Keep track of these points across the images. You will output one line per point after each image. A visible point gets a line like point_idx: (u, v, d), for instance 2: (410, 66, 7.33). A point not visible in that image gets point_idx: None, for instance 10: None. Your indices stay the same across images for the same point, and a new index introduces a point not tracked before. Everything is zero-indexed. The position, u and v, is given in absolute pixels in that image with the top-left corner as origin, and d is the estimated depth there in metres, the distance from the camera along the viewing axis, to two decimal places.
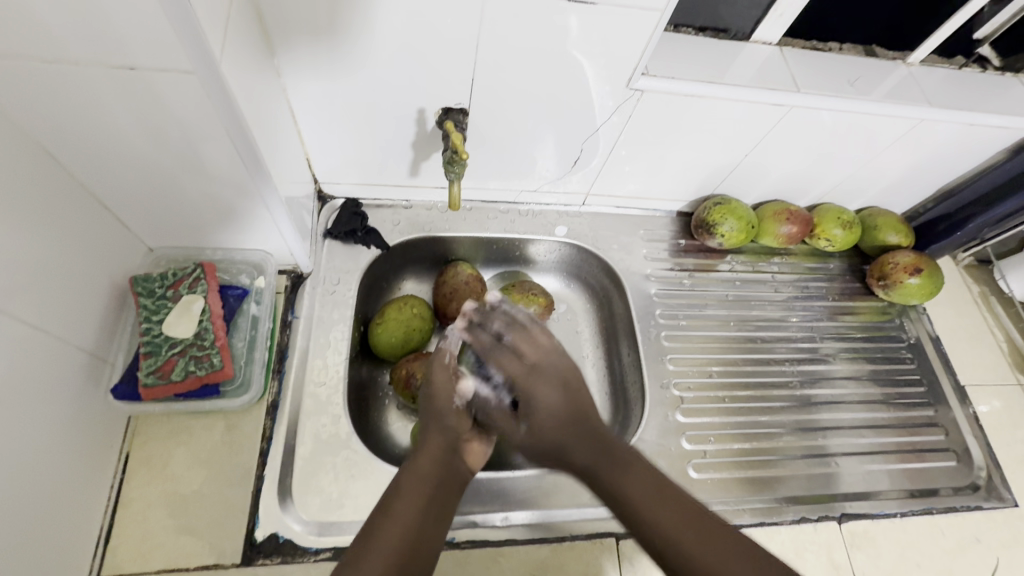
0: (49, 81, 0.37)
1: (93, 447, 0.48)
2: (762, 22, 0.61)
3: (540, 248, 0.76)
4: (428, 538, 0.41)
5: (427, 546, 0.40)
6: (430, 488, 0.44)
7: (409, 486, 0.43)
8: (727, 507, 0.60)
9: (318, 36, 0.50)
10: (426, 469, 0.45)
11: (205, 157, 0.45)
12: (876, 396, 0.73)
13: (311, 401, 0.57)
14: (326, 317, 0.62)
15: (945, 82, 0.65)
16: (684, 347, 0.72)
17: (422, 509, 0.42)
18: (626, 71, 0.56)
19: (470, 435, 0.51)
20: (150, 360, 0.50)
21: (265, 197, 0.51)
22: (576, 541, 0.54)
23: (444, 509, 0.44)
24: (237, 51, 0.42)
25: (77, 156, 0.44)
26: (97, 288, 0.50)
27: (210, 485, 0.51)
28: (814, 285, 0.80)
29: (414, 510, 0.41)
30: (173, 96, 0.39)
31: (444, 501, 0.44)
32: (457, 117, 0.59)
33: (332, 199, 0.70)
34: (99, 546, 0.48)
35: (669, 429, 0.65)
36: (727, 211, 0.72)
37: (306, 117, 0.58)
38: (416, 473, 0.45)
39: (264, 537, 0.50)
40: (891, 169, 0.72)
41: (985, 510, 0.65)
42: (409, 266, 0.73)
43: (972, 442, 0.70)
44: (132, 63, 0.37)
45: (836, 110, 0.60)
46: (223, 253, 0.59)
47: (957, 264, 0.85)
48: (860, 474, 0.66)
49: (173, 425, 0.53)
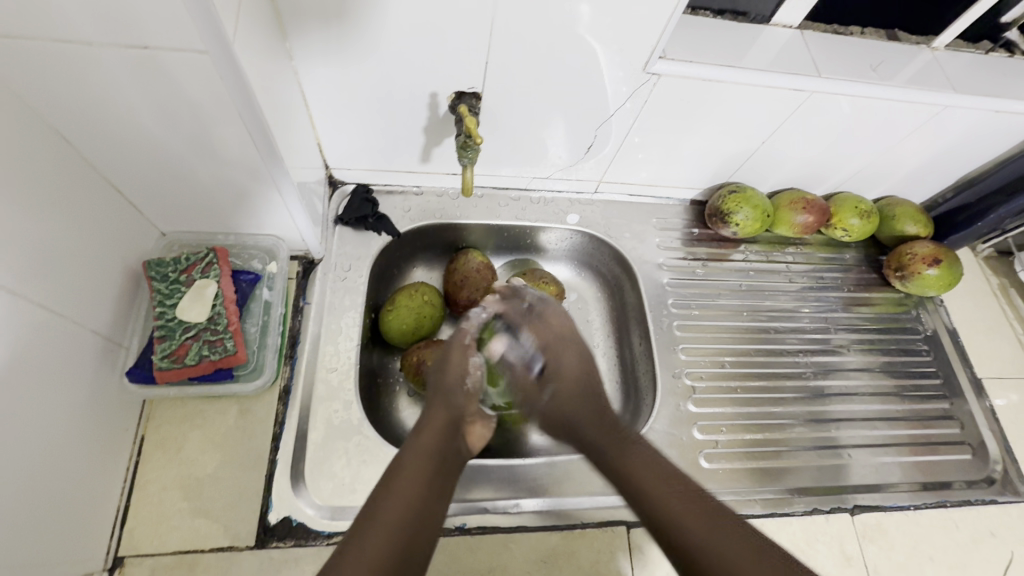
0: (63, 63, 0.37)
1: (108, 430, 0.49)
2: (784, 5, 0.60)
3: (551, 235, 0.75)
4: (433, 510, 0.41)
5: (432, 521, 0.40)
6: (431, 465, 0.43)
7: (412, 461, 0.43)
8: (738, 497, 0.60)
9: (328, 18, 0.49)
10: (426, 445, 0.44)
11: (217, 140, 0.45)
12: (891, 389, 0.72)
13: (323, 387, 0.57)
14: (337, 304, 0.62)
15: (970, 67, 0.64)
16: (696, 337, 0.71)
17: (424, 489, 0.41)
18: (643, 55, 0.54)
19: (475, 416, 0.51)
20: (164, 345, 0.51)
21: (278, 180, 0.50)
22: (587, 529, 0.54)
23: (447, 484, 0.43)
24: (250, 32, 0.41)
25: (89, 138, 0.43)
26: (111, 272, 0.50)
27: (224, 468, 0.52)
28: (829, 276, 0.79)
29: (417, 485, 0.41)
30: (186, 77, 0.39)
31: (446, 478, 0.44)
32: (470, 102, 0.58)
33: (342, 185, 0.69)
34: (116, 527, 0.49)
35: (680, 419, 0.64)
36: (743, 200, 0.71)
37: (317, 101, 0.57)
38: (417, 450, 0.44)
39: (277, 520, 0.50)
40: (912, 157, 0.70)
41: (999, 504, 0.64)
42: (419, 253, 0.73)
43: (988, 435, 0.69)
44: (145, 43, 0.36)
45: (858, 95, 0.59)
46: (235, 239, 0.59)
47: (975, 255, 0.83)
48: (872, 466, 0.66)
49: (187, 409, 0.54)
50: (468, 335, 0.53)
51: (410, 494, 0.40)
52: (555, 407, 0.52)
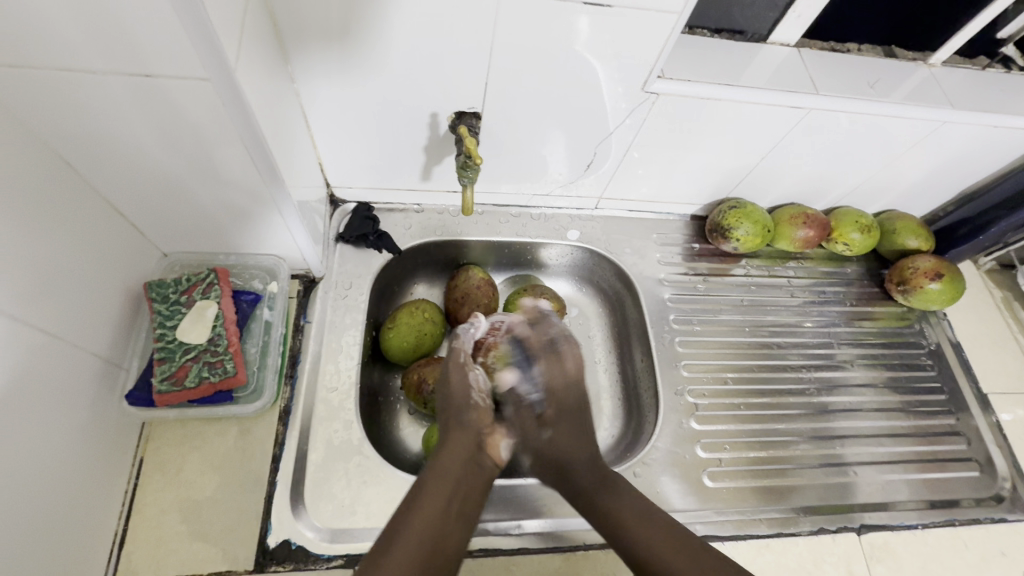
0: (65, 91, 0.37)
1: (107, 454, 0.48)
2: (780, 24, 0.60)
3: (551, 251, 0.75)
4: (452, 534, 0.42)
5: (449, 546, 0.42)
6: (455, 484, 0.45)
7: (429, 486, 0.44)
8: (743, 517, 0.59)
9: (330, 37, 0.49)
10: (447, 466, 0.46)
11: (219, 163, 0.45)
12: (896, 405, 0.71)
13: (323, 407, 0.57)
14: (338, 322, 0.62)
15: (967, 82, 0.64)
16: (698, 353, 0.71)
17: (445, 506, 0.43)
18: (641, 74, 0.55)
19: (492, 427, 0.52)
20: (164, 367, 0.50)
21: (278, 202, 0.51)
22: (590, 551, 0.53)
23: (468, 506, 0.45)
24: (251, 57, 0.41)
25: (92, 162, 0.44)
26: (112, 293, 0.50)
27: (223, 491, 0.51)
28: (831, 290, 0.78)
29: (435, 511, 0.42)
30: (188, 103, 0.39)
31: (469, 499, 0.46)
32: (469, 121, 0.58)
33: (343, 203, 0.70)
34: (113, 552, 0.48)
35: (682, 437, 0.64)
36: (743, 215, 0.71)
37: (319, 121, 0.58)
38: (439, 470, 0.46)
39: (276, 543, 0.50)
40: (912, 172, 0.70)
41: (1009, 522, 0.63)
42: (419, 269, 0.73)
43: (995, 451, 0.68)
44: (148, 72, 0.37)
45: (855, 112, 0.59)
46: (236, 259, 0.59)
47: (978, 268, 0.83)
48: (879, 484, 0.65)
49: (186, 431, 0.53)
50: (462, 352, 0.55)
51: (433, 516, 0.42)
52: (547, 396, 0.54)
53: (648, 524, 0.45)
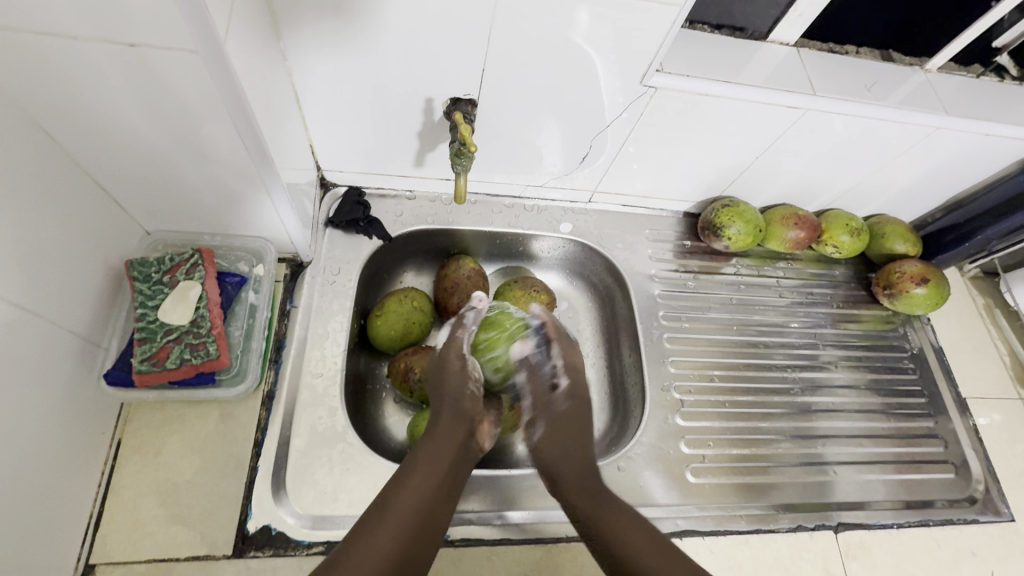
0: (42, 57, 0.36)
1: (83, 434, 0.47)
2: (781, 23, 0.60)
3: (543, 244, 0.75)
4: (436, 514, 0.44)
5: (434, 524, 0.44)
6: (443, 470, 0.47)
7: (411, 490, 0.44)
8: (723, 513, 0.60)
9: (324, 13, 0.47)
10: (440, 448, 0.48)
11: (206, 140, 0.44)
12: (877, 407, 0.72)
13: (307, 392, 0.56)
14: (325, 308, 0.61)
15: (962, 90, 0.64)
16: (685, 349, 0.71)
17: (432, 492, 0.45)
18: (641, 67, 0.54)
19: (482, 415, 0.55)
20: (144, 347, 0.49)
21: (268, 185, 0.50)
22: (571, 543, 0.54)
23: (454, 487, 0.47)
24: (242, 34, 0.40)
25: (73, 134, 0.42)
26: (92, 270, 0.49)
27: (203, 474, 0.51)
28: (819, 291, 0.79)
29: (424, 491, 0.44)
30: (175, 76, 0.38)
31: (455, 480, 0.48)
32: (465, 108, 0.57)
33: (334, 187, 0.68)
34: (88, 533, 0.47)
35: (667, 433, 0.64)
36: (736, 214, 0.71)
37: (311, 103, 0.57)
38: (431, 451, 0.48)
39: (256, 529, 0.49)
40: (902, 178, 0.71)
41: (981, 524, 0.65)
42: (409, 257, 0.72)
43: (971, 454, 0.70)
44: (134, 41, 0.35)
45: (851, 114, 0.59)
46: (222, 239, 0.58)
47: (963, 275, 0.84)
48: (856, 483, 0.66)
49: (166, 413, 0.52)
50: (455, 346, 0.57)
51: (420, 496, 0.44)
52: (546, 445, 0.53)
53: (645, 543, 0.45)
